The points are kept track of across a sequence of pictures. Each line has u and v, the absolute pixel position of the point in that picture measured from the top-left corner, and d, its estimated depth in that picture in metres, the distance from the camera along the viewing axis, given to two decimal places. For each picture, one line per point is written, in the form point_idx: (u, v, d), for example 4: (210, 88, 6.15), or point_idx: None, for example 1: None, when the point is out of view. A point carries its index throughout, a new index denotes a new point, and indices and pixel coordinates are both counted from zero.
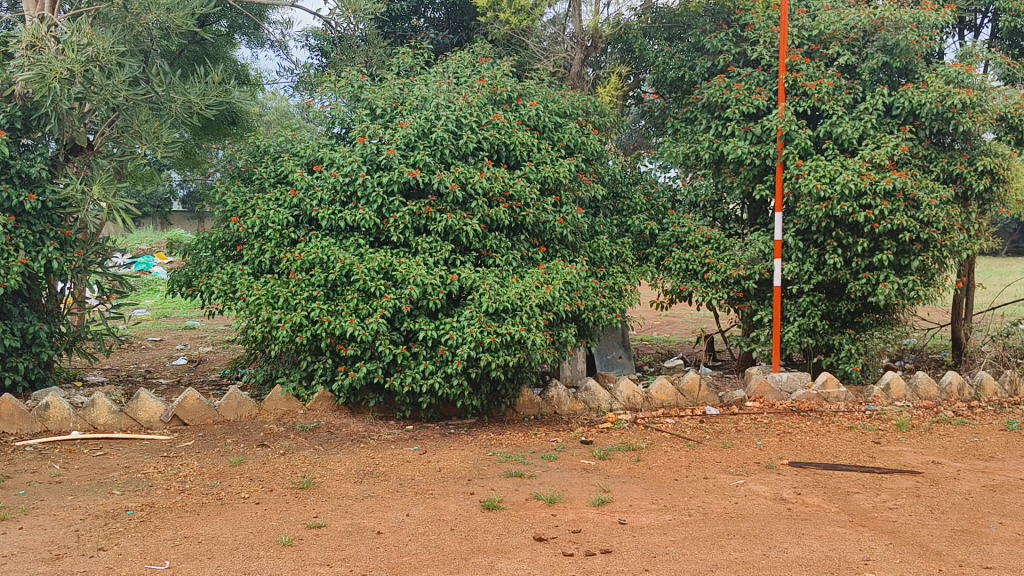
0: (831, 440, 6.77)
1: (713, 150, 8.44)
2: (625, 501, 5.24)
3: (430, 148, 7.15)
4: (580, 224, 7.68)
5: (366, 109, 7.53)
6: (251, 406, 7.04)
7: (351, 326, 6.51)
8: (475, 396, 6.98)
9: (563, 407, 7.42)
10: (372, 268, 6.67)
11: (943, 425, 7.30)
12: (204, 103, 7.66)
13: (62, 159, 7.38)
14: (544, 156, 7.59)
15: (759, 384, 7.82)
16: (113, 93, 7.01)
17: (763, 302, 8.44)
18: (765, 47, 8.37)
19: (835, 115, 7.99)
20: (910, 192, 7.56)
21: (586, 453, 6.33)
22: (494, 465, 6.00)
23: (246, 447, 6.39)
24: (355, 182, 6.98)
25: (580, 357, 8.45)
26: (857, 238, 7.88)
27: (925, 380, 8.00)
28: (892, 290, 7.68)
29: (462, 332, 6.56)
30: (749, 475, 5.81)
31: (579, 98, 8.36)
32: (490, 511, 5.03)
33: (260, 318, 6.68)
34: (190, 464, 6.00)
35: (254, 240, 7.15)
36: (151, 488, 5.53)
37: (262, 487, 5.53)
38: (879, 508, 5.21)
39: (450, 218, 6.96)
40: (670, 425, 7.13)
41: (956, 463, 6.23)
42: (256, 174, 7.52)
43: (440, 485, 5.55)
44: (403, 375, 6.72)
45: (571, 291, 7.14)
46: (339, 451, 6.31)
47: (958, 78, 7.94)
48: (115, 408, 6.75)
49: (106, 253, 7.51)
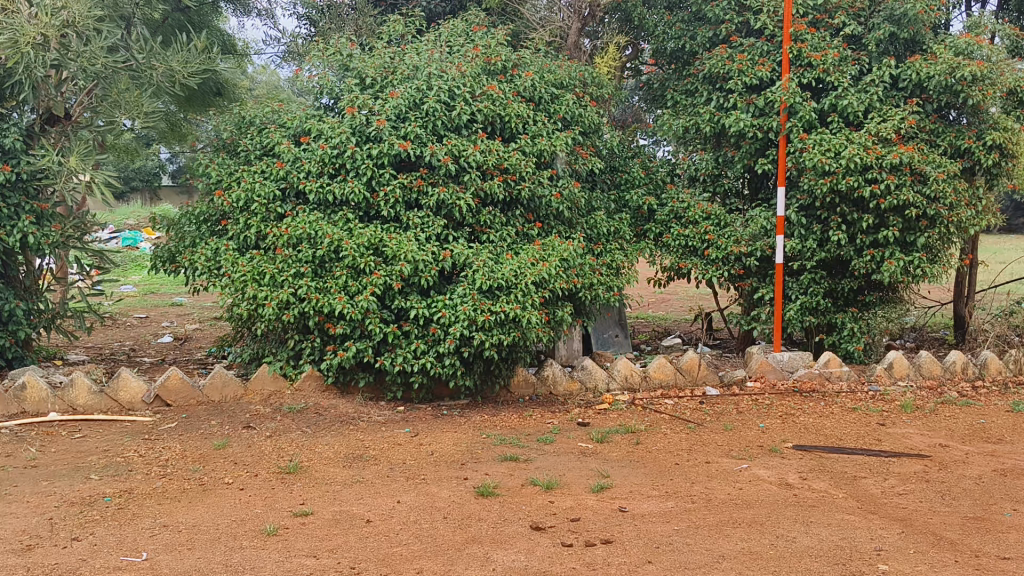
0: (835, 422, 6.59)
1: (714, 123, 8.14)
2: (626, 486, 5.05)
3: (422, 120, 6.88)
4: (577, 198, 7.43)
5: (355, 79, 7.24)
6: (236, 387, 6.79)
7: (340, 304, 6.27)
8: (469, 375, 6.74)
9: (559, 387, 7.20)
10: (362, 244, 6.40)
11: (948, 407, 7.12)
12: (186, 72, 7.40)
13: (38, 130, 7.01)
14: (540, 128, 7.30)
15: (761, 364, 7.64)
16: (90, 60, 6.76)
17: (764, 279, 8.19)
18: (769, 16, 8.02)
19: (840, 87, 7.72)
20: (917, 166, 7.32)
21: (582, 436, 6.12)
22: (489, 449, 5.80)
23: (231, 429, 6.17)
24: (344, 155, 6.73)
25: (575, 335, 8.22)
26: (862, 214, 7.65)
27: (929, 359, 7.82)
28: (898, 267, 7.47)
29: (455, 310, 6.35)
30: (752, 459, 5.63)
31: (576, 69, 8.11)
32: (484, 497, 4.83)
33: (246, 295, 6.40)
34: (172, 448, 5.78)
35: (239, 215, 6.89)
36: (130, 473, 5.31)
37: (247, 472, 5.32)
38: (888, 493, 5.05)
39: (442, 192, 6.70)
40: (669, 406, 6.93)
41: (964, 447, 6.06)
42: (241, 147, 7.24)
43: (433, 470, 5.34)
44: (394, 355, 6.51)
45: (568, 268, 6.89)
46: (328, 434, 6.09)
47: (968, 49, 7.64)
48: (95, 388, 6.50)
49: (85, 228, 7.19)
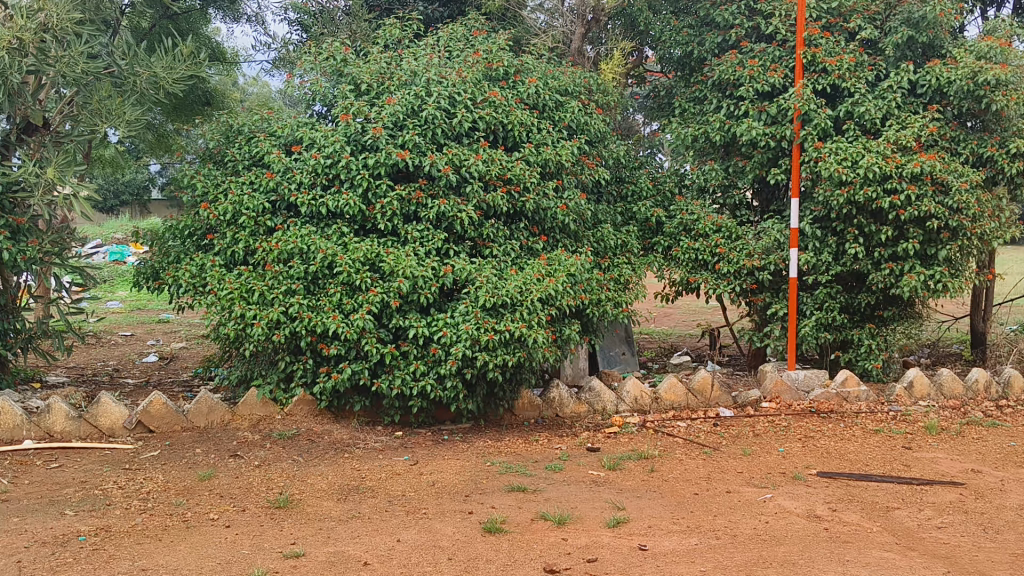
0: (859, 446, 6.23)
1: (724, 132, 7.82)
2: (644, 521, 4.67)
3: (421, 128, 6.53)
4: (583, 211, 7.08)
5: (351, 85, 6.91)
6: (223, 411, 6.41)
7: (334, 323, 5.89)
8: (471, 398, 6.38)
9: (566, 409, 6.84)
10: (357, 259, 6.05)
11: (974, 428, 6.78)
12: (172, 78, 7.01)
13: (14, 140, 6.63)
14: (544, 136, 6.96)
15: (775, 383, 7.28)
16: (70, 66, 6.39)
17: (777, 294, 7.83)
18: (782, 20, 7.71)
19: (857, 93, 7.41)
20: (939, 176, 6.98)
21: (593, 463, 5.75)
22: (493, 478, 5.42)
23: (217, 457, 5.77)
24: (337, 165, 6.36)
25: (581, 354, 7.87)
26: (880, 226, 7.32)
27: (950, 377, 7.49)
28: (919, 282, 7.11)
29: (457, 329, 5.98)
30: (776, 488, 5.26)
31: (581, 76, 7.79)
32: (492, 535, 4.44)
33: (233, 314, 6.03)
34: (154, 479, 5.38)
35: (226, 228, 6.51)
36: (108, 508, 4.91)
37: (234, 506, 4.93)
38: (926, 527, 4.68)
39: (443, 204, 6.34)
40: (682, 429, 6.55)
41: (999, 472, 5.71)
42: (229, 156, 6.86)
43: (434, 503, 4.96)
44: (392, 377, 6.12)
45: (575, 284, 6.53)
46: (321, 463, 5.70)
47: (990, 53, 7.29)
48: (73, 413, 6.10)
49: (64, 242, 6.77)
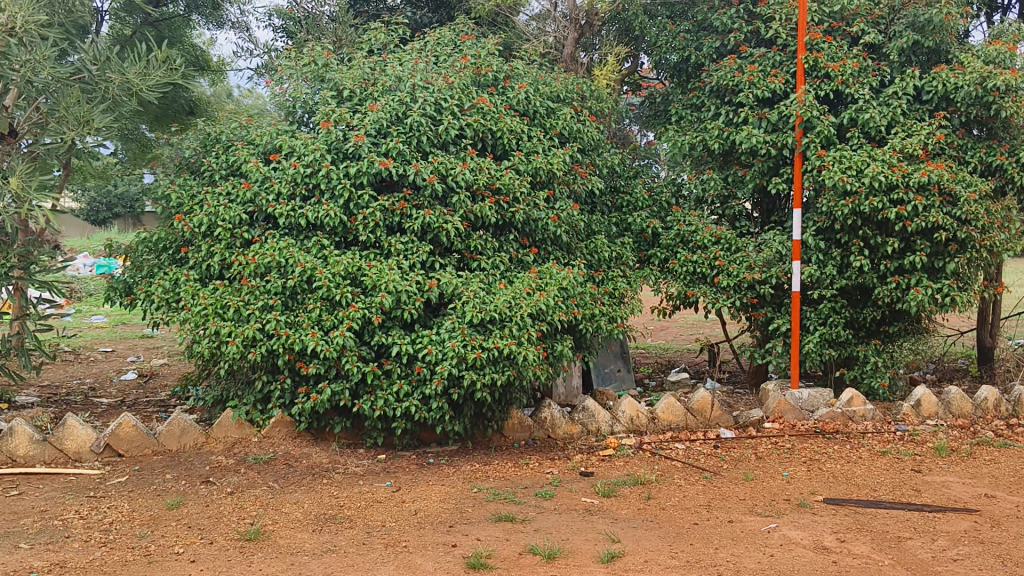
0: (866, 469, 5.91)
1: (723, 140, 7.52)
2: (639, 554, 4.35)
3: (405, 135, 6.24)
4: (576, 221, 6.76)
5: (333, 90, 6.64)
6: (197, 434, 6.09)
7: (312, 340, 5.57)
8: (457, 420, 6.06)
9: (557, 431, 6.51)
10: (337, 273, 5.75)
11: (986, 448, 6.46)
12: (144, 85, 6.64)
13: None
14: (535, 144, 6.68)
15: (778, 403, 6.98)
16: (35, 70, 6.09)
17: (779, 309, 7.52)
18: (782, 24, 7.44)
19: (860, 100, 7.15)
20: (946, 186, 6.66)
21: (586, 489, 5.43)
22: (480, 506, 5.09)
23: (188, 484, 5.44)
24: (317, 174, 6.06)
25: (574, 372, 7.57)
26: (886, 237, 7.03)
27: (959, 395, 7.20)
28: (926, 296, 6.81)
29: (443, 347, 5.66)
30: (780, 517, 4.95)
31: (573, 82, 7.53)
32: (476, 571, 4.12)
33: (206, 331, 5.70)
34: (119, 508, 5.05)
35: (201, 241, 6.19)
36: (66, 540, 4.58)
37: (201, 539, 4.60)
38: (941, 559, 4.36)
39: (427, 214, 6.03)
40: (680, 452, 6.24)
41: (1014, 498, 5.40)
42: (205, 166, 6.56)
43: (415, 534, 4.64)
44: (374, 397, 5.80)
45: (567, 298, 6.23)
46: (298, 489, 5.38)
47: (999, 57, 7.05)
48: (37, 437, 5.77)
49: (30, 256, 6.43)
